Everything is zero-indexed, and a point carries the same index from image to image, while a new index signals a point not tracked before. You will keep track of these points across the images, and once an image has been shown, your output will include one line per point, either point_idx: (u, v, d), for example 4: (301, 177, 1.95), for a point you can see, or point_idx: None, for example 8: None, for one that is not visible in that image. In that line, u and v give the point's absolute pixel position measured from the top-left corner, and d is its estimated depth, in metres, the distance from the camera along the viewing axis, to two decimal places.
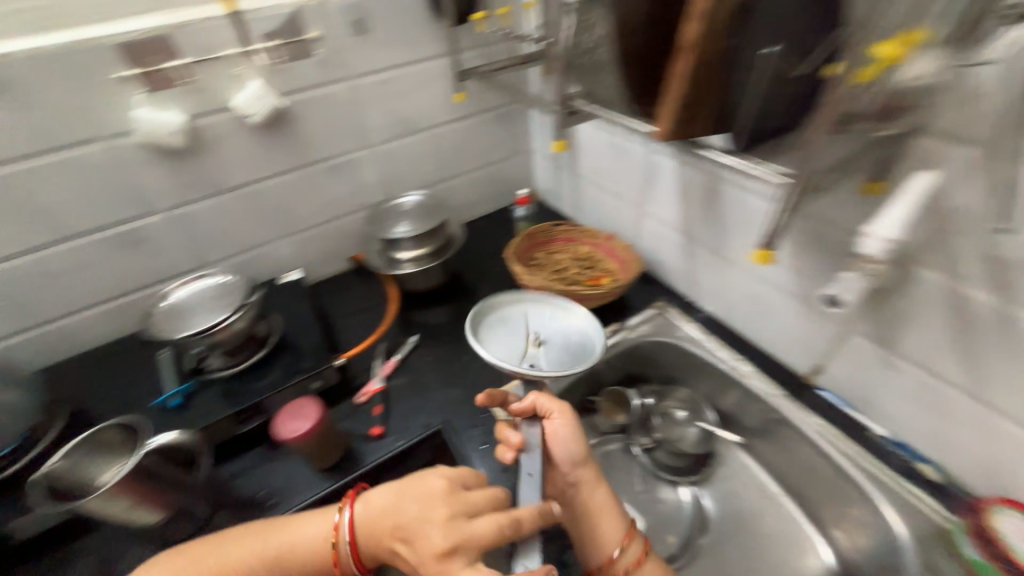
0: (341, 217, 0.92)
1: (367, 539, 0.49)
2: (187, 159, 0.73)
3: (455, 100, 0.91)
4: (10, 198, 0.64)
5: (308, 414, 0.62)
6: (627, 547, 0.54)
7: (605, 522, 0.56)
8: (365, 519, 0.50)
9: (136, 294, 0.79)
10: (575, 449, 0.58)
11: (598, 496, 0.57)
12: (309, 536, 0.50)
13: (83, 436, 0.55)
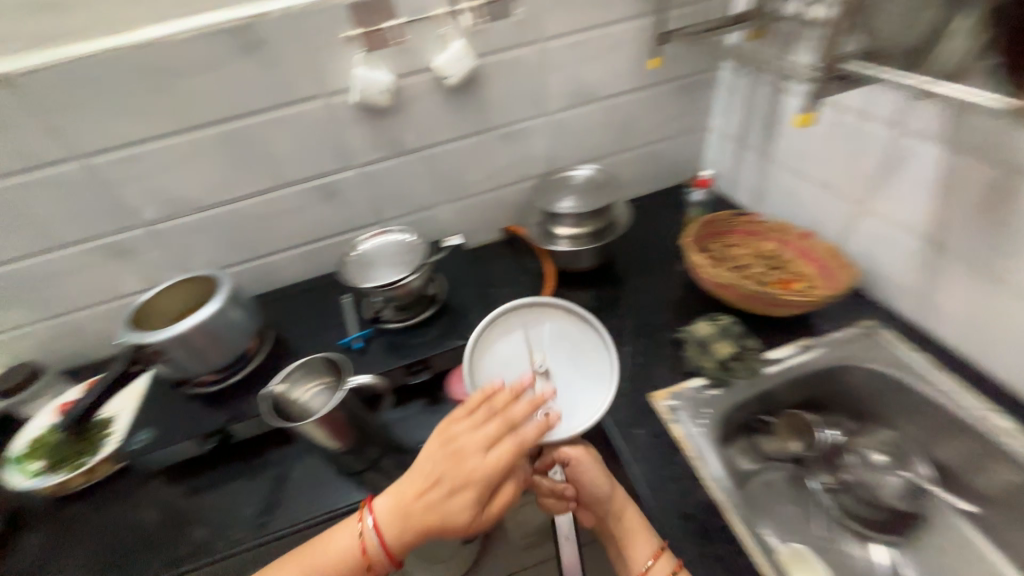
0: (503, 186, 0.92)
1: (397, 529, 0.50)
2: (386, 119, 0.77)
3: (649, 66, 0.84)
4: (251, 146, 0.73)
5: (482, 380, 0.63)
6: (657, 563, 0.51)
7: (635, 539, 0.54)
8: (392, 511, 0.51)
9: (324, 242, 0.87)
10: (606, 482, 0.57)
11: (624, 510, 0.56)
12: (340, 544, 0.53)
13: (303, 359, 0.63)
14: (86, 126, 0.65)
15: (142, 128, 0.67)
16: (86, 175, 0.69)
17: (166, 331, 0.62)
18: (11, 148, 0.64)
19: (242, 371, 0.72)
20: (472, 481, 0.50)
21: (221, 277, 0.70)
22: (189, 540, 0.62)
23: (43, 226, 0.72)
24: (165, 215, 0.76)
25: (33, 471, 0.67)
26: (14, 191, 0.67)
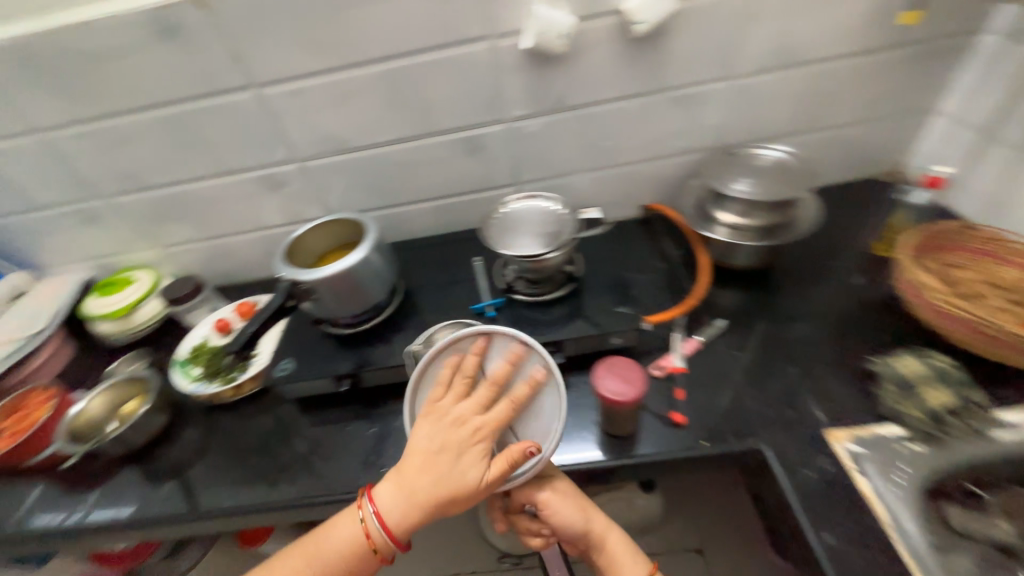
0: (657, 158, 0.81)
1: (406, 513, 0.48)
2: (550, 70, 0.68)
3: (901, 21, 0.66)
4: (408, 89, 0.70)
5: (629, 382, 0.54)
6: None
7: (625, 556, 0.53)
8: (403, 498, 0.48)
9: (458, 197, 0.84)
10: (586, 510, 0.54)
11: (607, 530, 0.54)
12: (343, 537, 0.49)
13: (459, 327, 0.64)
14: (263, 55, 0.65)
15: (313, 61, 0.66)
16: (258, 106, 0.70)
17: (319, 271, 0.62)
18: (200, 72, 0.66)
19: (374, 320, 0.72)
20: (479, 457, 0.49)
21: (367, 224, 0.70)
22: (316, 471, 0.65)
23: (217, 152, 0.75)
24: (319, 154, 0.77)
25: (194, 377, 0.75)
26: (197, 116, 0.71)
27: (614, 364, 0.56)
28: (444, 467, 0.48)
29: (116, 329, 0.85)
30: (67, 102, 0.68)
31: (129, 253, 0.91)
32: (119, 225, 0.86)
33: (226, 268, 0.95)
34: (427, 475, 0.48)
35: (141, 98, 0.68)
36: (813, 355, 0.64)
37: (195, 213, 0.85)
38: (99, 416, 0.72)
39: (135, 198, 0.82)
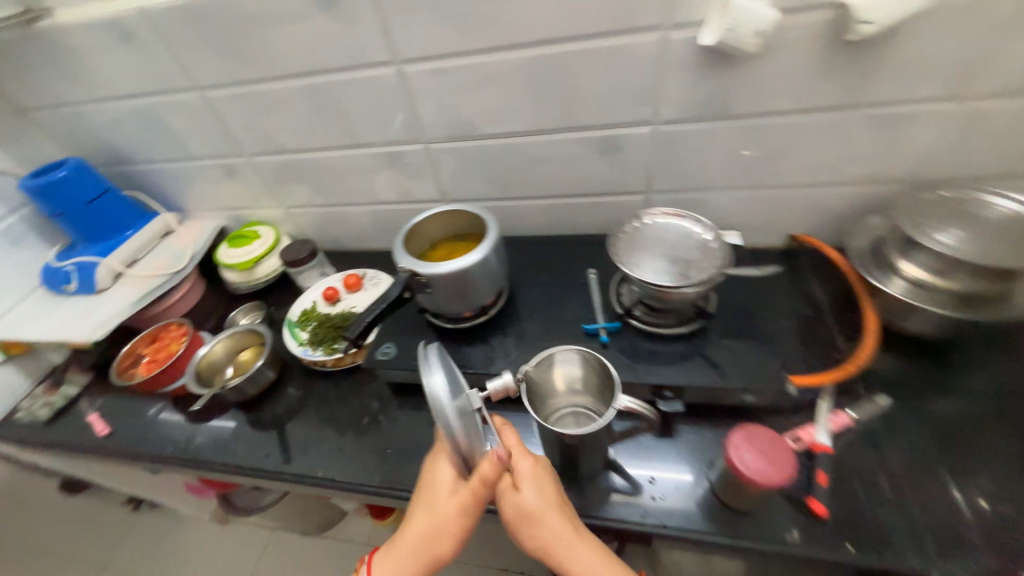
0: (824, 185, 0.68)
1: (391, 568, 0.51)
2: (724, 70, 0.58)
3: None
4: (554, 79, 0.63)
5: (775, 460, 0.46)
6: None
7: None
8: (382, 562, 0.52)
9: (579, 199, 0.79)
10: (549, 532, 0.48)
11: (577, 551, 0.47)
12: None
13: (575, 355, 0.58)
14: (412, 30, 0.62)
15: (461, 41, 0.62)
16: (398, 83, 0.68)
17: (438, 267, 0.60)
18: (348, 44, 0.65)
19: (477, 319, 0.69)
20: (437, 515, 0.50)
21: (487, 220, 0.66)
22: (402, 460, 0.65)
23: (350, 125, 0.76)
24: (447, 137, 0.74)
25: (303, 341, 0.78)
26: (339, 87, 0.70)
27: (756, 433, 0.48)
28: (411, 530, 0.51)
29: (241, 279, 0.92)
30: (227, 63, 0.70)
31: (258, 209, 0.97)
32: (254, 182, 0.91)
33: (338, 234, 0.99)
34: (400, 539, 0.52)
35: (291, 65, 0.69)
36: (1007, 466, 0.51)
37: (321, 180, 0.87)
38: (221, 360, 0.79)
39: (272, 159, 0.85)
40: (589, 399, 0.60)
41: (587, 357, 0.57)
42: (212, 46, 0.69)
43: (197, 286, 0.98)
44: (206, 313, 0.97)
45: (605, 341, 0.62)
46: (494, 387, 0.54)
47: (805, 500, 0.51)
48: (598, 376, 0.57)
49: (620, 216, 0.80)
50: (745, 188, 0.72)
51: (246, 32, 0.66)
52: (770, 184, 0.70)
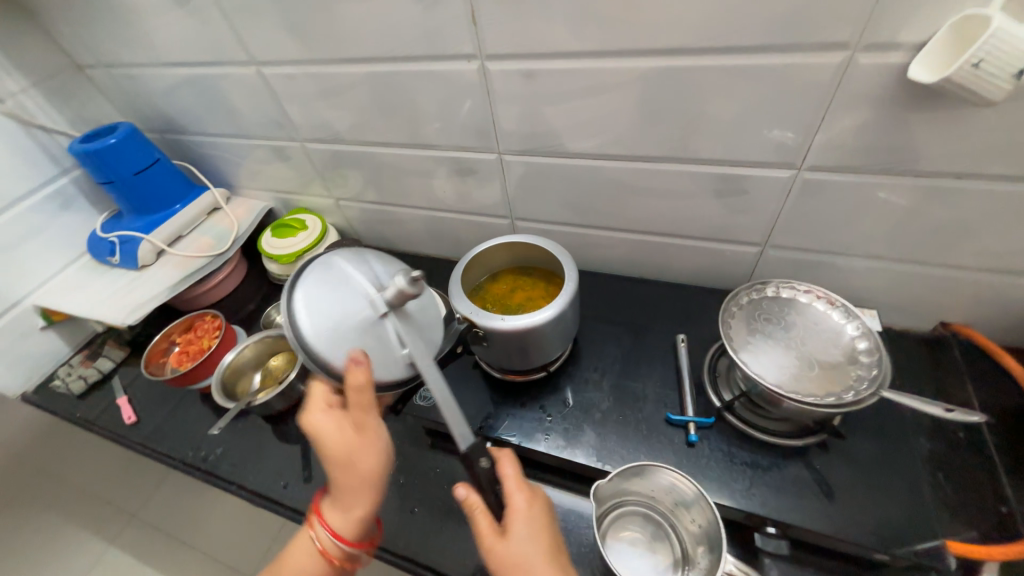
0: (1017, 274, 0.51)
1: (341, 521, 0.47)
2: (924, 115, 0.42)
3: None
4: (678, 98, 0.49)
5: None
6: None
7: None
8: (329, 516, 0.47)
9: (672, 240, 0.66)
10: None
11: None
12: (299, 562, 0.47)
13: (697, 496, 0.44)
14: (507, 20, 0.49)
15: (567, 41, 0.49)
16: (479, 83, 0.56)
17: (497, 320, 0.50)
18: (426, 31, 0.53)
19: (534, 374, 0.59)
20: (349, 458, 0.45)
21: (563, 262, 0.54)
22: (427, 526, 0.57)
23: (417, 123, 0.65)
24: (527, 151, 0.62)
25: None
26: (410, 80, 0.60)
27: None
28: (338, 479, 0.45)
29: (282, 271, 0.86)
30: (285, 39, 0.60)
31: (307, 196, 0.89)
32: (305, 169, 0.83)
33: (389, 233, 0.90)
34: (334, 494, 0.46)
35: (357, 49, 0.58)
36: None
37: (376, 176, 0.78)
38: (249, 364, 0.73)
39: (326, 148, 0.76)
40: (674, 516, 0.49)
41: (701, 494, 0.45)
42: (271, 18, 0.59)
43: (238, 269, 0.93)
44: (244, 298, 0.92)
45: (693, 441, 0.51)
46: (390, 293, 0.44)
47: None
48: (705, 525, 0.45)
49: (720, 266, 0.66)
50: (898, 259, 0.56)
51: (310, 6, 0.56)
52: (935, 261, 0.54)
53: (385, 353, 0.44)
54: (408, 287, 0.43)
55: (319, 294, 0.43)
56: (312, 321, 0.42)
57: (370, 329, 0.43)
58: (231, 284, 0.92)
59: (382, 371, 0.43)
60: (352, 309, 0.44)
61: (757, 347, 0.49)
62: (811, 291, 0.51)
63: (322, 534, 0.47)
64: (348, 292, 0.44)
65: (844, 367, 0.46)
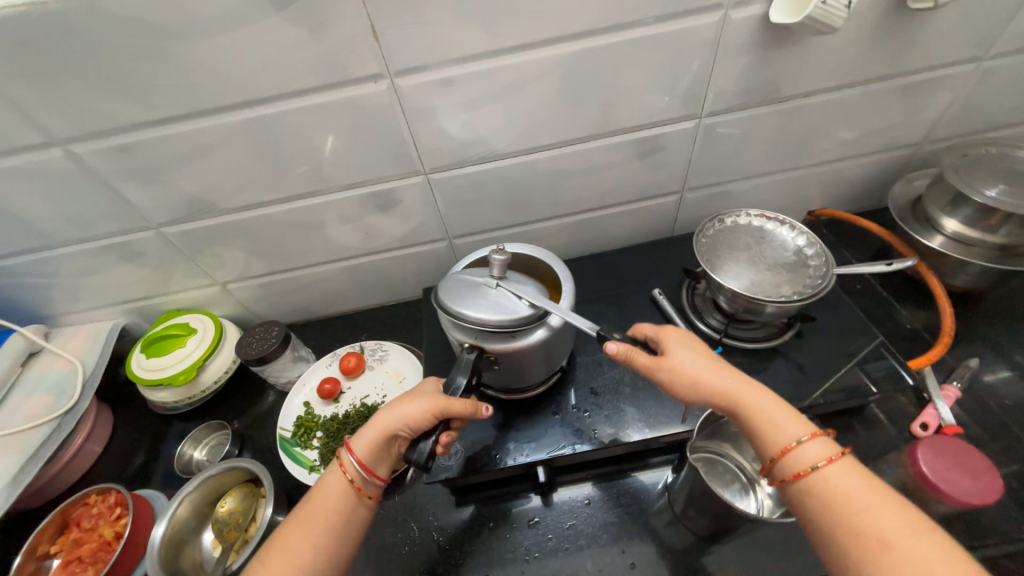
0: (847, 159, 0.69)
1: (374, 429, 0.45)
2: (781, 50, 0.52)
3: None
4: (595, 77, 0.52)
5: (978, 473, 0.43)
6: (813, 443, 0.38)
7: (774, 415, 0.41)
8: (366, 443, 0.45)
9: (608, 211, 0.70)
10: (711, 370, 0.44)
11: (743, 390, 0.42)
12: (329, 491, 0.44)
13: None
14: (414, 30, 0.45)
15: (483, 40, 0.47)
16: (392, 103, 0.51)
17: (507, 338, 0.46)
18: (317, 57, 0.46)
19: (533, 391, 0.57)
20: (409, 402, 0.45)
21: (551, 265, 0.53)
22: None
23: (321, 165, 0.56)
24: (455, 163, 0.59)
25: (313, 464, 0.58)
26: (305, 118, 0.51)
27: (941, 446, 0.45)
28: (395, 416, 0.45)
29: (177, 396, 0.66)
30: (104, 101, 0.45)
31: (178, 293, 0.70)
32: (168, 260, 0.65)
33: (303, 301, 0.77)
34: (380, 421, 0.45)
35: (225, 92, 0.47)
36: None
37: (275, 240, 0.65)
38: (190, 524, 0.55)
39: (198, 226, 0.61)
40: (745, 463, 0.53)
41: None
42: (82, 77, 0.44)
43: (100, 420, 0.69)
44: (129, 453, 0.68)
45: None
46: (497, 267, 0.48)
47: (941, 429, 0.53)
48: None
49: (651, 221, 0.73)
50: (776, 172, 0.69)
51: (144, 53, 0.43)
52: (799, 165, 0.68)
53: (519, 300, 0.46)
54: (503, 256, 0.47)
55: (450, 288, 0.48)
56: (459, 305, 0.45)
57: (497, 292, 0.46)
58: (96, 442, 0.68)
59: (524, 312, 0.45)
60: (479, 287, 0.47)
61: (734, 272, 0.56)
62: (750, 214, 0.61)
63: (355, 467, 0.44)
64: (470, 281, 0.48)
65: (801, 265, 0.55)
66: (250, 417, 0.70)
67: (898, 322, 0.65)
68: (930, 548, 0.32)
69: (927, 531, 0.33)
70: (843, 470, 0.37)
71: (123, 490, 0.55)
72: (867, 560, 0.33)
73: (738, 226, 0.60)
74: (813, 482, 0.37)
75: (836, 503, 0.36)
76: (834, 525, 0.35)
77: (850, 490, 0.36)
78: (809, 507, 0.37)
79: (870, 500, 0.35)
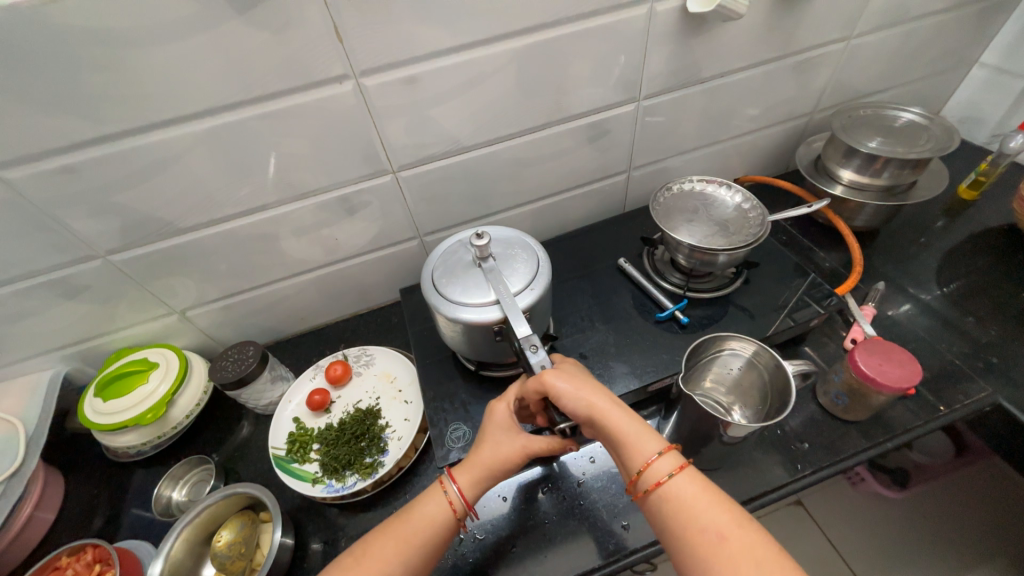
0: (759, 130, 0.80)
1: (475, 459, 0.48)
2: (699, 36, 0.61)
3: None
4: (547, 68, 0.57)
5: (903, 362, 0.53)
6: (668, 455, 0.43)
7: (638, 431, 0.45)
8: (469, 473, 0.47)
9: (565, 195, 0.76)
10: (587, 395, 0.45)
11: (614, 415, 0.45)
12: (426, 512, 0.45)
13: (758, 346, 0.54)
14: (378, 30, 0.47)
15: (445, 37, 0.50)
16: (357, 103, 0.52)
17: (528, 295, 0.50)
18: (281, 61, 0.46)
19: (513, 373, 0.60)
20: (495, 429, 0.49)
21: (525, 240, 0.56)
22: (540, 550, 0.53)
23: (285, 171, 0.56)
24: (422, 160, 0.61)
25: (315, 476, 0.57)
26: (268, 123, 0.51)
27: (872, 348, 0.55)
28: (493, 458, 0.47)
29: (145, 437, 0.61)
30: (44, 117, 0.43)
31: (130, 328, 0.65)
32: (118, 292, 0.60)
33: (272, 320, 0.74)
34: (487, 459, 0.47)
35: (182, 101, 0.46)
36: (942, 309, 0.71)
37: (240, 257, 0.63)
38: (187, 565, 0.51)
39: (152, 249, 0.57)
40: (729, 398, 0.59)
41: (763, 349, 0.54)
42: (20, 93, 0.41)
43: (50, 483, 0.62)
44: (90, 512, 0.62)
45: (686, 322, 0.62)
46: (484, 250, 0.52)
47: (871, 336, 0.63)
48: (760, 377, 0.56)
49: (603, 201, 0.80)
50: (705, 146, 0.78)
51: (95, 64, 0.42)
52: (722, 138, 0.78)
53: (513, 269, 0.52)
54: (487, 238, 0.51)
55: (440, 273, 0.54)
56: (467, 295, 0.50)
57: (491, 272, 0.51)
58: (47, 508, 0.60)
59: (525, 273, 0.52)
60: (474, 275, 0.52)
61: (687, 231, 0.63)
62: (692, 181, 0.71)
63: (457, 495, 0.46)
64: (461, 264, 0.54)
65: (742, 217, 0.64)
66: (230, 448, 0.66)
67: (819, 263, 0.76)
68: (753, 536, 0.37)
69: (750, 522, 0.39)
70: (690, 476, 0.42)
71: (103, 543, 0.51)
72: (708, 553, 0.37)
73: (683, 191, 0.69)
74: (668, 490, 0.41)
75: (684, 510, 0.40)
76: (682, 530, 0.39)
77: (694, 493, 0.41)
78: (664, 517, 0.41)
79: (708, 501, 0.40)
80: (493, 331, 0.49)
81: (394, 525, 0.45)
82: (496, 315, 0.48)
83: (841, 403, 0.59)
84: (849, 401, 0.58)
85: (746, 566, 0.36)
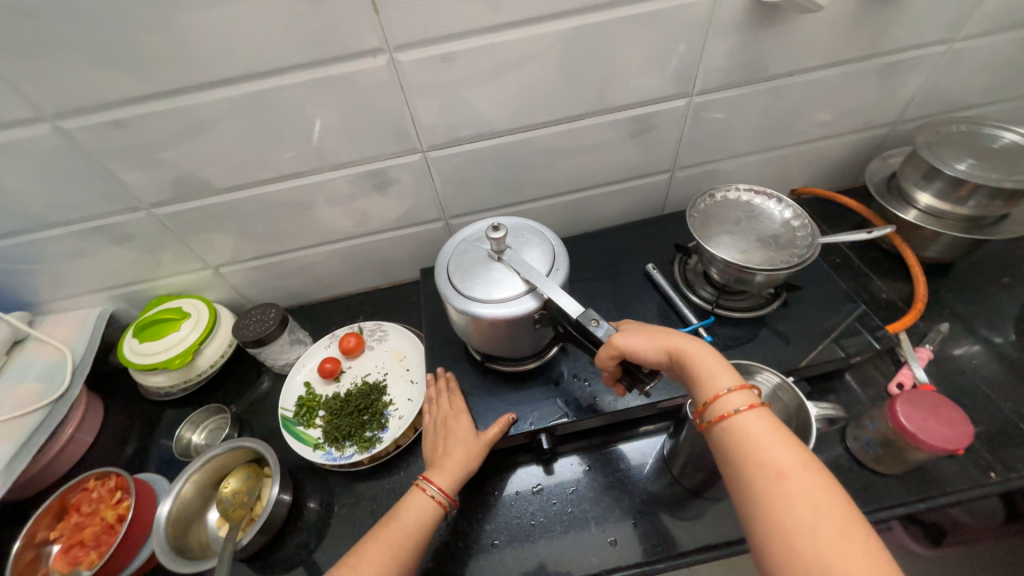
0: (828, 138, 0.72)
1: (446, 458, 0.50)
2: (769, 29, 0.54)
3: None
4: (593, 55, 0.53)
5: (954, 421, 0.47)
6: (740, 392, 0.40)
7: (713, 366, 0.43)
8: (445, 473, 0.49)
9: (600, 190, 0.72)
10: (661, 339, 0.46)
11: (688, 352, 0.44)
12: (412, 513, 0.47)
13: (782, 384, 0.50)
14: (415, 5, 0.45)
15: (485, 16, 0.47)
16: (391, 79, 0.51)
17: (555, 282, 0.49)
18: (317, 31, 0.46)
19: (526, 365, 0.59)
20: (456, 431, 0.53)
21: (544, 233, 0.54)
22: (521, 549, 0.52)
23: (317, 141, 0.56)
24: (453, 141, 0.59)
25: (318, 441, 0.59)
26: (302, 92, 0.51)
27: (918, 399, 0.49)
28: (464, 454, 0.50)
29: (173, 381, 0.66)
30: (97, 73, 0.45)
31: (170, 278, 0.69)
32: (159, 243, 0.63)
33: (299, 284, 0.77)
34: (457, 457, 0.50)
35: (222, 65, 0.47)
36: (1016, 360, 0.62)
37: (271, 222, 0.65)
38: (193, 506, 0.54)
39: (190, 206, 0.60)
40: None
41: (790, 385, 0.50)
42: (76, 48, 0.43)
43: (91, 409, 0.68)
44: (122, 440, 0.67)
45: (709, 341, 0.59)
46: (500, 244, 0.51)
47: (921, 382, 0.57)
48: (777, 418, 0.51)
49: (641, 200, 0.76)
50: (762, 151, 0.72)
51: (144, 24, 0.43)
52: (783, 144, 0.71)
53: (530, 261, 0.50)
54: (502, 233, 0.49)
55: (453, 267, 0.52)
56: (481, 289, 0.49)
57: (506, 265, 0.50)
58: (87, 431, 0.66)
59: (542, 267, 0.50)
60: (488, 268, 0.51)
61: (725, 245, 0.58)
62: (738, 189, 0.65)
63: (439, 491, 0.48)
64: (476, 256, 0.52)
65: (790, 233, 0.58)
66: (248, 400, 0.70)
67: (874, 292, 0.69)
68: (820, 483, 0.34)
69: (817, 466, 0.36)
70: (761, 416, 0.39)
71: (125, 474, 0.55)
72: (765, 492, 0.35)
73: (726, 200, 0.64)
74: (733, 424, 0.39)
75: (748, 445, 0.38)
76: (741, 464, 0.37)
77: (761, 432, 0.38)
78: (726, 450, 0.39)
79: (775, 441, 0.37)
80: (532, 320, 0.48)
81: (379, 530, 0.46)
82: (534, 304, 0.47)
83: (872, 451, 0.53)
84: (882, 450, 0.53)
85: (805, 508, 0.33)
